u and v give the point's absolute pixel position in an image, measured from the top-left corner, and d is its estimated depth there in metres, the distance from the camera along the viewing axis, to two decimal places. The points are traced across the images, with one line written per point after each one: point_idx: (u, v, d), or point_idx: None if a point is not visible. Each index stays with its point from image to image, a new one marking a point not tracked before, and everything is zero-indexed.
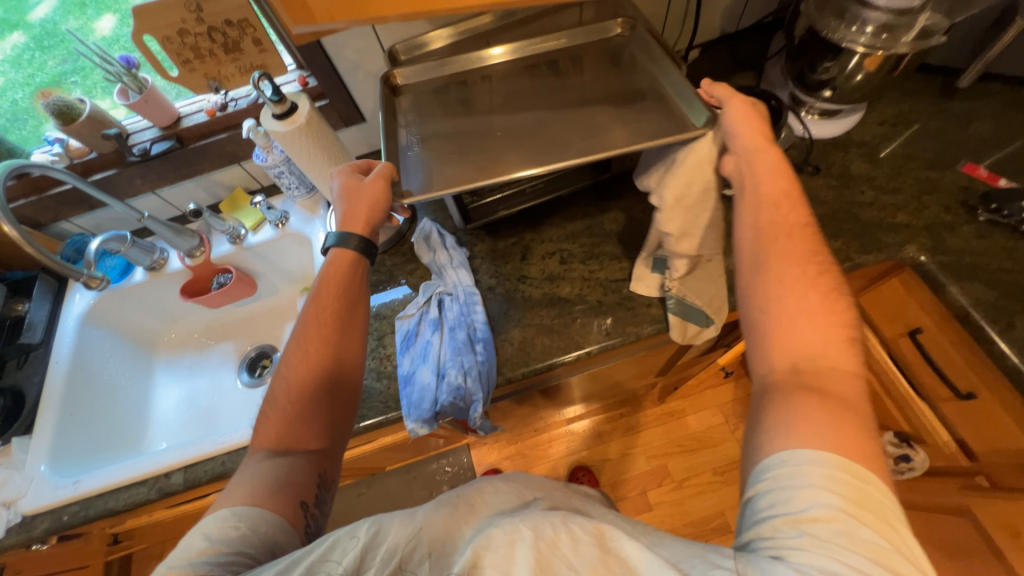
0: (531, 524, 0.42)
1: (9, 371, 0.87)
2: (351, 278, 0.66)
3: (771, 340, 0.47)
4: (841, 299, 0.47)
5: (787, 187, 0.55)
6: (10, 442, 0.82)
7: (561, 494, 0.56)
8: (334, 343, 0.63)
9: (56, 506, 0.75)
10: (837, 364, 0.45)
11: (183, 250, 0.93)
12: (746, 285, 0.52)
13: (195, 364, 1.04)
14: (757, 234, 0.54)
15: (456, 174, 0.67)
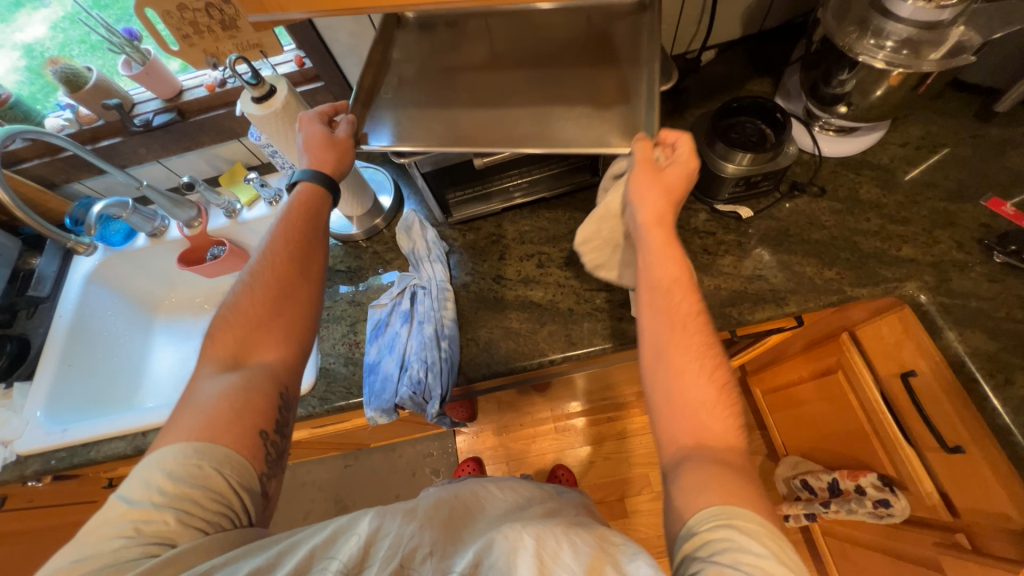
0: (534, 532, 0.43)
1: (21, 319, 0.95)
2: (319, 207, 0.66)
3: (671, 421, 0.49)
4: (726, 372, 0.51)
5: (682, 268, 0.56)
6: (12, 386, 0.89)
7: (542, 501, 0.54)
8: (299, 265, 0.62)
9: (47, 449, 0.81)
10: (728, 438, 0.48)
11: (182, 220, 0.96)
12: (650, 372, 0.52)
13: (187, 329, 1.09)
14: (657, 315, 0.54)
15: (430, 136, 0.65)
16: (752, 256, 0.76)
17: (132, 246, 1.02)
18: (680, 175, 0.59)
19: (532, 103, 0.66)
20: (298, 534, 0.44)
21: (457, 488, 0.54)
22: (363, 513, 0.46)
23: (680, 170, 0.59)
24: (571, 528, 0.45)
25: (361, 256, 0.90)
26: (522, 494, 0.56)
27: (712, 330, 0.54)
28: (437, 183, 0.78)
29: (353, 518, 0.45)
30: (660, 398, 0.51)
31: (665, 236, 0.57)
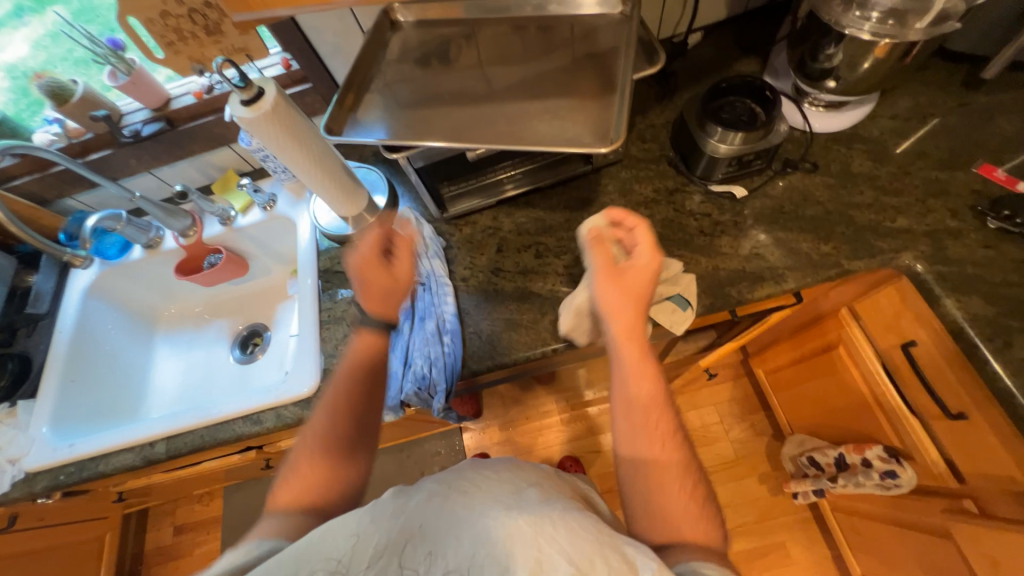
0: (529, 523, 0.44)
1: (21, 338, 0.94)
2: (378, 372, 0.65)
3: (654, 528, 0.51)
4: (698, 474, 0.54)
5: (653, 376, 0.57)
6: (16, 404, 0.89)
7: (543, 475, 0.54)
8: (361, 420, 0.62)
9: (55, 465, 0.81)
10: (700, 536, 0.49)
11: (176, 230, 0.96)
12: (628, 482, 0.54)
13: (189, 339, 1.09)
14: (632, 430, 0.55)
15: (431, 126, 0.65)
16: (748, 236, 0.76)
17: (127, 260, 1.01)
18: (639, 269, 0.59)
19: (522, 93, 0.67)
20: (300, 544, 0.45)
21: (448, 468, 0.53)
22: (358, 511, 0.47)
23: (638, 271, 0.59)
24: (571, 512, 0.45)
25: None
26: (519, 464, 0.56)
27: (687, 441, 0.56)
28: (431, 177, 0.77)
29: (349, 517, 0.47)
30: (640, 505, 0.52)
31: (637, 350, 0.58)
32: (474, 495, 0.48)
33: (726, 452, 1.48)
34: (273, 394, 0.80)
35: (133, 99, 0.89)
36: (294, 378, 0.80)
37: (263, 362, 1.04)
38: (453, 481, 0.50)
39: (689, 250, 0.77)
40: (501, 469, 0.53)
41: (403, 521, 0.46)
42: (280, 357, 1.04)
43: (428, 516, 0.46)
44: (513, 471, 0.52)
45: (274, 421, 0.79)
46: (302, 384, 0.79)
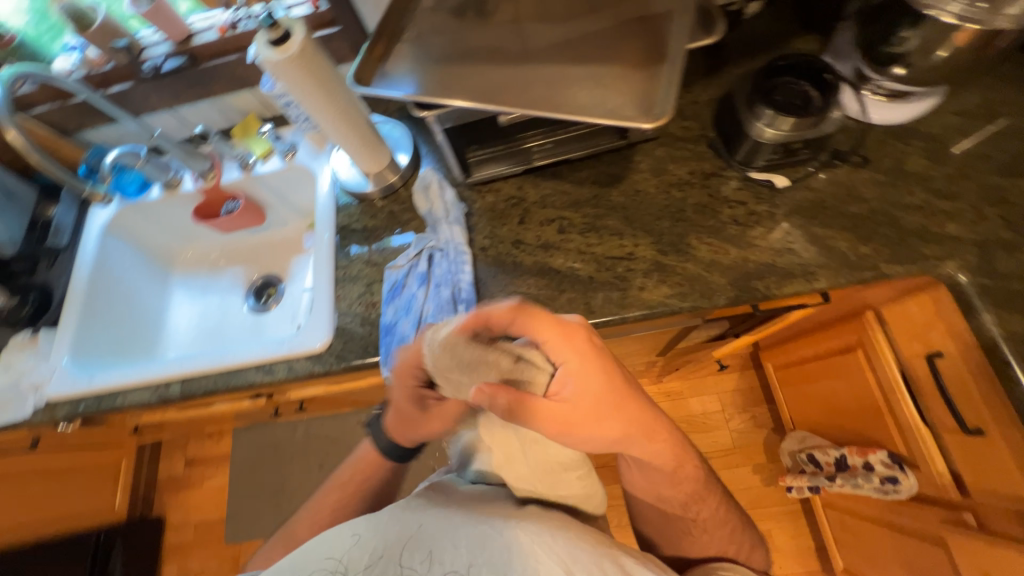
0: (509, 535, 0.56)
1: (42, 270, 0.94)
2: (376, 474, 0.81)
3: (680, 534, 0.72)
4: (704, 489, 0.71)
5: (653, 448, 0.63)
6: (38, 333, 0.91)
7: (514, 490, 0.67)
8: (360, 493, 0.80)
9: (75, 395, 0.84)
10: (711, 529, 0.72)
11: (196, 172, 0.95)
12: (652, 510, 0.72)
13: (206, 283, 1.10)
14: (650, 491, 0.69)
15: (464, 86, 0.62)
16: (776, 229, 0.73)
17: (145, 199, 1.00)
18: (591, 367, 0.54)
19: (564, 55, 0.62)
20: (326, 543, 0.59)
21: (431, 485, 0.67)
22: (365, 519, 0.60)
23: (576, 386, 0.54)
24: (542, 519, 0.58)
25: (377, 215, 0.88)
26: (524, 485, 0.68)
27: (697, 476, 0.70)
28: (457, 139, 0.74)
29: (358, 524, 0.60)
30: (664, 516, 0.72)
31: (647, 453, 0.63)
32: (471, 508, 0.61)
33: (722, 440, 1.49)
34: (285, 346, 0.80)
35: (154, 31, 0.85)
36: (306, 332, 0.80)
37: (276, 314, 1.05)
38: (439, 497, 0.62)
39: (719, 239, 0.74)
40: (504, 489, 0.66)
41: (402, 527, 0.58)
42: (293, 310, 1.04)
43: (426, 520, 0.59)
44: (487, 491, 0.65)
45: (286, 372, 0.80)
46: (313, 337, 0.79)
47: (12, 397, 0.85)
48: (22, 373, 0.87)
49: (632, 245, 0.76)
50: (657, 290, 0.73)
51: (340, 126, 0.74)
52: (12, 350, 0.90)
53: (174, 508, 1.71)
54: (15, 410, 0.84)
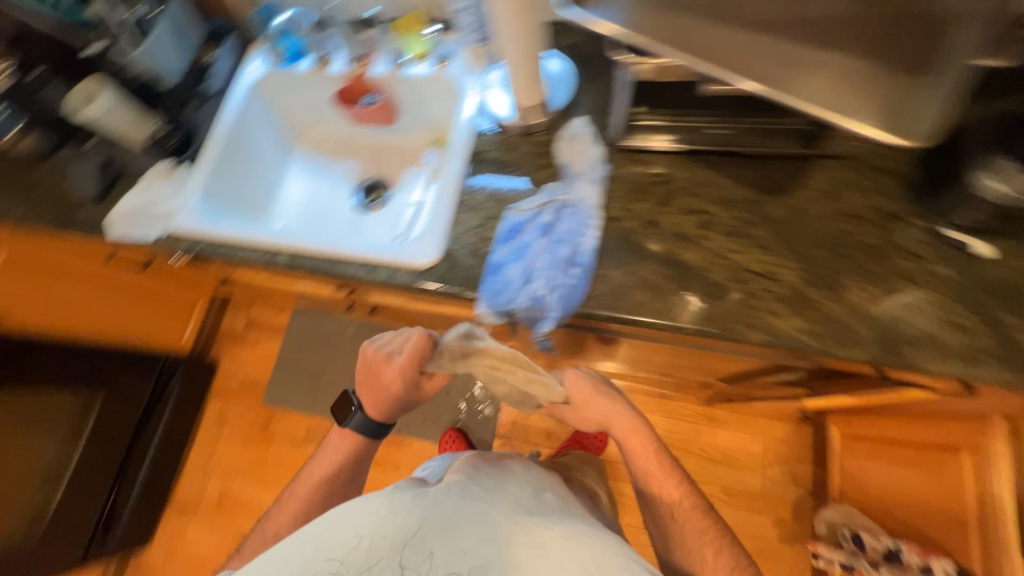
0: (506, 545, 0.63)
1: (191, 109, 1.00)
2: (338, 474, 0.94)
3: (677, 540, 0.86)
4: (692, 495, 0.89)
5: (642, 428, 0.92)
6: (176, 168, 0.97)
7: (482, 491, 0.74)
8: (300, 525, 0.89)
9: (197, 234, 0.90)
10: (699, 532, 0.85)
11: (354, 54, 0.98)
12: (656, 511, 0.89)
13: (322, 167, 1.14)
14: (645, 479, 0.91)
15: (685, 31, 0.56)
16: (893, 294, 0.66)
17: (294, 69, 1.01)
18: (598, 395, 0.92)
19: (805, 31, 0.53)
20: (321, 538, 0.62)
21: (410, 490, 0.71)
22: (360, 518, 0.64)
23: (592, 400, 0.93)
24: (534, 537, 0.65)
25: (513, 152, 0.84)
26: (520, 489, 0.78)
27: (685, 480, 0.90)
28: (638, 90, 0.71)
29: (354, 524, 0.63)
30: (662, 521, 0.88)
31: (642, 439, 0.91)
32: (469, 512, 0.68)
33: (751, 484, 1.44)
34: (392, 253, 0.81)
35: None
36: (414, 245, 0.80)
37: (378, 217, 1.07)
38: (429, 501, 0.69)
39: (880, 288, 0.66)
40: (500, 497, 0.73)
41: (402, 525, 0.64)
42: (394, 219, 1.06)
43: (425, 519, 0.65)
44: (468, 496, 0.72)
45: (385, 277, 0.81)
46: (421, 253, 0.79)
47: (145, 218, 0.93)
48: (156, 200, 0.94)
49: (777, 264, 0.69)
50: (789, 320, 0.66)
51: (519, 41, 0.72)
52: (151, 176, 0.96)
53: (229, 358, 1.88)
54: (146, 230, 0.92)
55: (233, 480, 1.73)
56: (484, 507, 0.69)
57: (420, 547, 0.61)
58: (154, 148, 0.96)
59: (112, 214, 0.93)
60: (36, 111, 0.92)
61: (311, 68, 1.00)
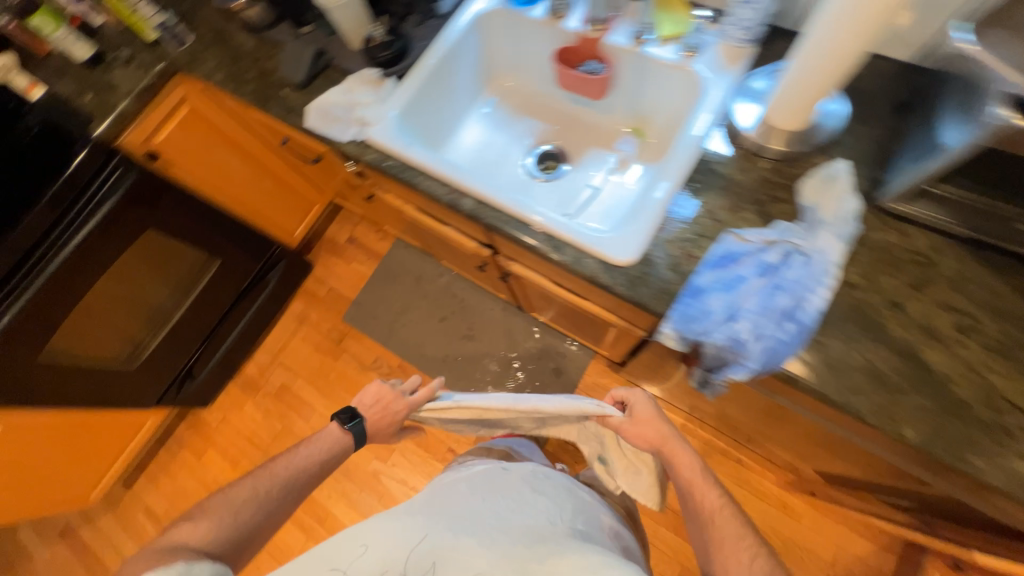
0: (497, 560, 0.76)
1: (408, 23, 0.98)
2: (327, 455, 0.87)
3: None
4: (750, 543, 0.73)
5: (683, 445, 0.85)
6: (383, 78, 0.94)
7: (490, 497, 0.95)
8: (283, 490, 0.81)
9: (388, 150, 0.88)
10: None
11: (592, 15, 0.88)
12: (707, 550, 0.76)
13: (506, 120, 1.10)
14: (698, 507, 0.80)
15: None
16: None
17: (526, 12, 0.95)
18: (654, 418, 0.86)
19: None
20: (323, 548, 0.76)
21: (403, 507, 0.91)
22: (357, 538, 0.78)
23: (653, 420, 0.87)
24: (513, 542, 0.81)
25: (747, 172, 0.76)
26: (534, 506, 0.93)
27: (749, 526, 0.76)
28: (962, 161, 0.56)
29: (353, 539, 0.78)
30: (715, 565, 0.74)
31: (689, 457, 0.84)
32: (455, 534, 0.82)
33: None
34: (586, 236, 0.75)
35: None
36: (613, 237, 0.74)
37: (547, 189, 1.02)
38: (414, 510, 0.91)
39: None
40: (508, 524, 0.86)
41: (399, 548, 0.78)
42: (565, 196, 1.01)
43: (429, 534, 0.81)
44: (467, 497, 0.95)
45: (570, 259, 0.76)
46: (619, 248, 0.73)
47: (340, 118, 0.92)
48: (356, 103, 0.93)
49: None
50: None
51: (829, 67, 0.63)
52: (357, 77, 0.95)
53: (324, 266, 1.94)
54: (338, 130, 0.92)
55: (296, 379, 1.80)
56: (473, 534, 0.82)
57: (426, 557, 0.76)
58: (368, 52, 0.94)
59: (313, 105, 0.94)
60: None
61: (544, 17, 0.93)
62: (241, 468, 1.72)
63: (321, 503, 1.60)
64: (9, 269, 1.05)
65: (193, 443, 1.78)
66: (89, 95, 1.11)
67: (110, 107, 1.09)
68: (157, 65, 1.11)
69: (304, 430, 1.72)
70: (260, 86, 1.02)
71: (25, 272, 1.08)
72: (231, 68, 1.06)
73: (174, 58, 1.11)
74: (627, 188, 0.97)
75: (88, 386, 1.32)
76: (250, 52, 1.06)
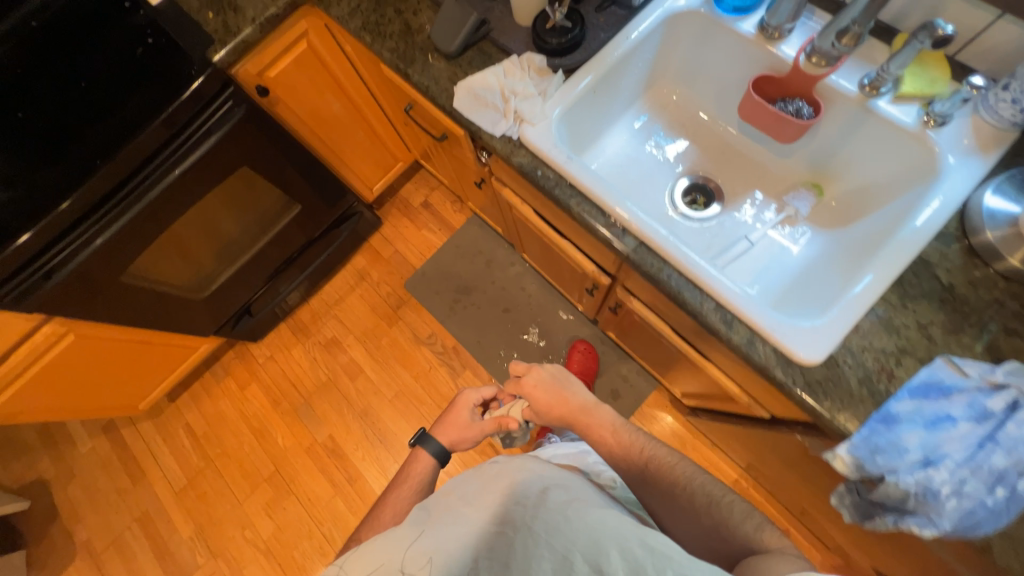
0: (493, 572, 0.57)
1: (586, 4, 0.84)
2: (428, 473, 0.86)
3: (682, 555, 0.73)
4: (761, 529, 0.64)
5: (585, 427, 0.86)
6: (548, 68, 0.81)
7: (507, 472, 0.67)
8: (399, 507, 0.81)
9: (543, 157, 0.77)
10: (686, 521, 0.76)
11: (818, 48, 0.74)
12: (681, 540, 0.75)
13: (657, 137, 0.96)
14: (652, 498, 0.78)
15: None
16: None
17: (731, 22, 0.80)
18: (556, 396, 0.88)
19: None
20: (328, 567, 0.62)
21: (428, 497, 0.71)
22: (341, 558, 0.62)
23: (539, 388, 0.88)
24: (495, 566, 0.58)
25: (977, 287, 0.64)
26: (532, 472, 0.67)
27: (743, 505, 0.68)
28: None
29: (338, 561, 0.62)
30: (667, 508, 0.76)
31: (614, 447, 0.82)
32: (444, 520, 0.63)
33: None
34: (768, 320, 0.65)
35: None
36: (799, 328, 0.64)
37: (693, 228, 0.90)
38: (373, 547, 0.62)
39: None
40: (490, 482, 0.66)
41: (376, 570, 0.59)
42: (712, 241, 0.89)
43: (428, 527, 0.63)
44: (437, 528, 0.62)
45: (739, 340, 0.66)
46: (805, 344, 0.63)
47: (492, 105, 0.81)
48: (511, 92, 0.81)
49: None
50: None
51: None
52: (517, 60, 0.83)
53: (393, 226, 1.86)
54: (487, 119, 0.81)
55: (347, 335, 1.78)
56: (463, 502, 0.65)
57: (422, 554, 0.59)
58: (539, 33, 0.81)
59: (463, 84, 0.83)
60: None
61: (753, 32, 0.79)
62: (281, 410, 1.74)
63: (355, 464, 1.63)
64: (108, 192, 0.99)
65: (238, 373, 1.80)
66: (212, 13, 1.01)
67: (232, 32, 0.99)
68: None
69: (350, 389, 1.71)
70: (403, 43, 0.90)
71: (119, 197, 1.02)
72: (371, 13, 0.93)
73: None
74: (791, 251, 0.84)
75: (157, 309, 1.31)
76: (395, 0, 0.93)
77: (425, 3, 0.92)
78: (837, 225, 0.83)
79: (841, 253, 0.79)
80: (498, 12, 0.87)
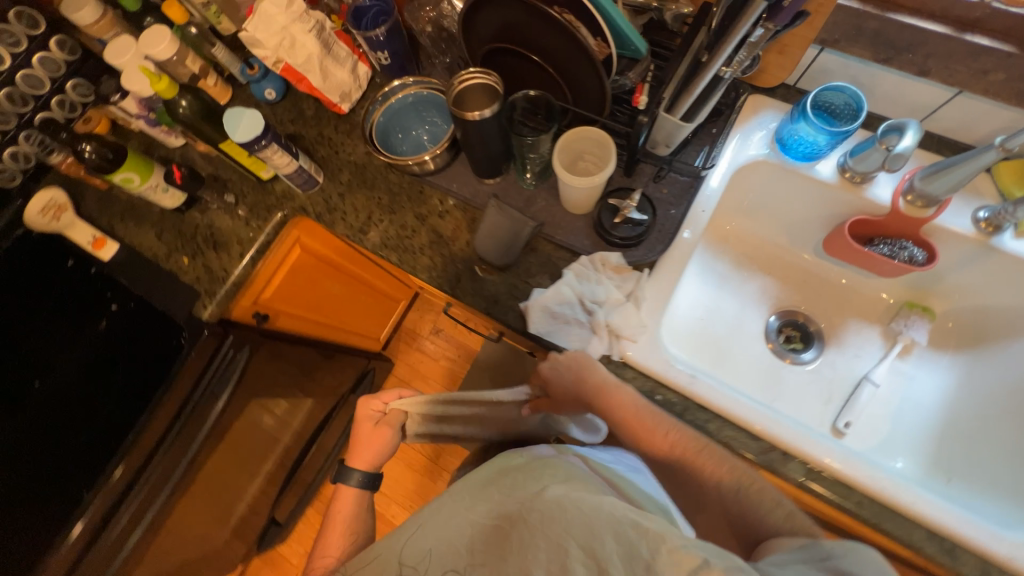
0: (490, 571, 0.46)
1: (640, 176, 0.73)
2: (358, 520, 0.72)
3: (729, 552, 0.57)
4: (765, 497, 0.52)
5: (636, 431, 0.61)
6: (628, 265, 0.70)
7: (527, 470, 0.57)
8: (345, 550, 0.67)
9: (659, 379, 0.67)
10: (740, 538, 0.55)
11: (916, 191, 0.67)
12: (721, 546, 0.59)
13: (728, 277, 0.86)
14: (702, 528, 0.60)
15: None
16: None
17: (806, 168, 0.73)
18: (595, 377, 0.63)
19: None
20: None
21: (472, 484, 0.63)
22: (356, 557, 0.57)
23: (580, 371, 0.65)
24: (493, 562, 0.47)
25: None
26: (552, 466, 0.57)
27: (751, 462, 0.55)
28: None
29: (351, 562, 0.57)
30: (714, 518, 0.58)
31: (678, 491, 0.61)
32: (449, 517, 0.54)
33: None
34: (1008, 545, 0.56)
35: None
36: None
37: (804, 377, 0.80)
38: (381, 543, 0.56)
39: None
40: (501, 482, 0.57)
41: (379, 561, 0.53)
42: (831, 388, 0.79)
43: (433, 516, 0.56)
44: (440, 525, 0.53)
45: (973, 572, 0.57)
46: None
47: (577, 321, 0.68)
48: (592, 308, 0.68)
49: None
50: None
51: None
52: (587, 260, 0.71)
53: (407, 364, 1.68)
54: (575, 339, 0.68)
55: None
56: (475, 502, 0.55)
57: (421, 547, 0.51)
58: (605, 230, 0.70)
59: (532, 303, 0.69)
60: (482, 141, 0.66)
61: (833, 176, 0.72)
62: None
63: None
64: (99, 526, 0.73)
65: None
66: (186, 257, 0.82)
67: (220, 277, 0.80)
68: (276, 213, 0.83)
69: None
70: (440, 258, 0.76)
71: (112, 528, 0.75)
72: (389, 226, 0.79)
73: (300, 205, 0.82)
74: (922, 386, 0.76)
75: None
76: (413, 204, 0.80)
77: (451, 202, 0.79)
78: (963, 347, 0.76)
79: (990, 389, 0.71)
80: (544, 202, 0.76)
